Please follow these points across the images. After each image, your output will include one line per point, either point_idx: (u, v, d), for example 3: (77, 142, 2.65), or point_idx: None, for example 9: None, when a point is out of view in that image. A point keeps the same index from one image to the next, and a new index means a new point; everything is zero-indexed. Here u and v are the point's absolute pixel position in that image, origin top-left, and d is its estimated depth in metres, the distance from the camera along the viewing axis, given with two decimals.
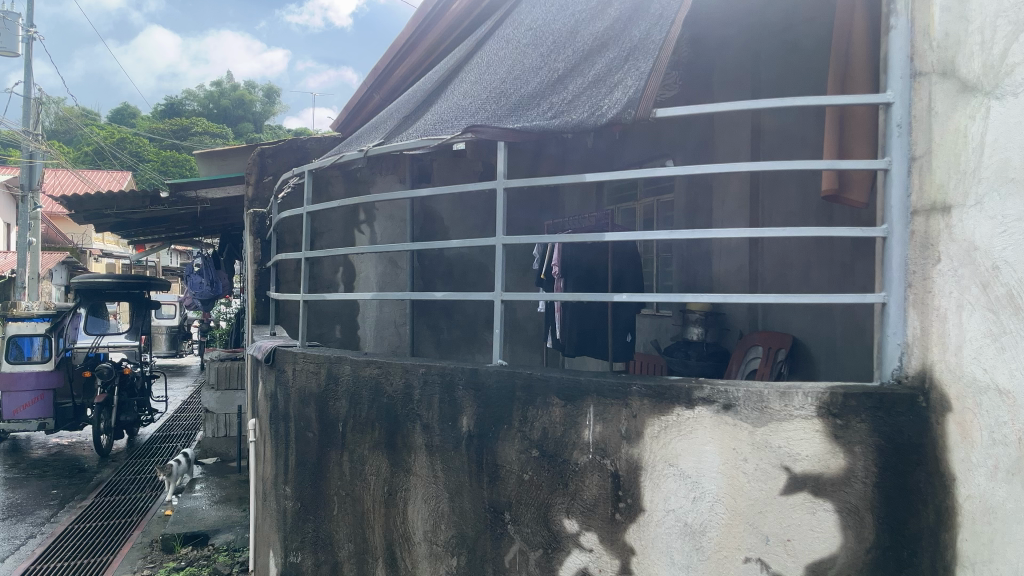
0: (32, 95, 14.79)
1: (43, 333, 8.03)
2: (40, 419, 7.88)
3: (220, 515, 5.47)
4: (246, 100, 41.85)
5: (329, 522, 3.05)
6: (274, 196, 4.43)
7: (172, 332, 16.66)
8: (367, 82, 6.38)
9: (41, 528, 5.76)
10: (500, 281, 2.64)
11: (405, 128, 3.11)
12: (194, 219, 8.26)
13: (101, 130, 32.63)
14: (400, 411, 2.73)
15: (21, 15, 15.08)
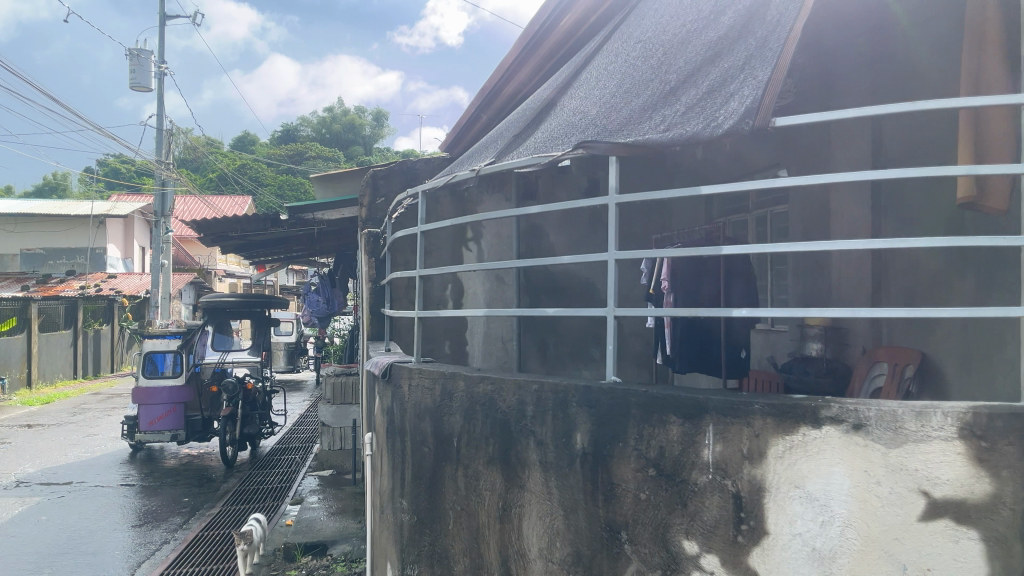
0: (162, 127, 15.86)
1: (174, 350, 8.54)
2: (172, 431, 8.33)
3: (338, 527, 5.63)
4: (355, 125, 43.40)
5: (445, 536, 3.09)
6: (388, 217, 4.52)
7: (289, 348, 17.40)
8: (475, 102, 6.49)
9: (175, 534, 6.06)
10: (612, 296, 2.60)
11: (516, 146, 3.13)
12: (312, 240, 8.61)
13: (225, 156, 34.57)
14: (514, 427, 2.74)
15: (154, 52, 16.24)
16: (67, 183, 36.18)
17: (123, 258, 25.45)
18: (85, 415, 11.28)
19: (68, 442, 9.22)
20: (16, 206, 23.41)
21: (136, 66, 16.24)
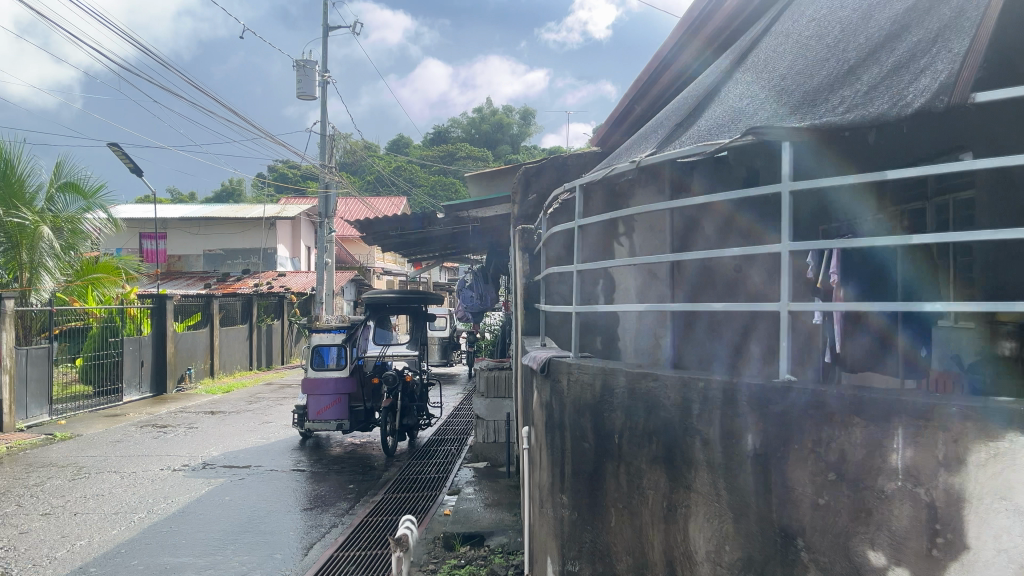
0: (326, 133, 16.75)
1: (339, 343, 8.94)
2: (338, 420, 8.77)
3: (494, 519, 5.72)
4: (504, 124, 44.07)
5: (607, 533, 3.05)
6: (544, 213, 4.52)
7: (443, 343, 17.93)
8: (629, 95, 6.37)
9: (342, 518, 6.38)
10: (786, 291, 2.47)
11: (678, 136, 3.04)
12: (466, 236, 8.81)
13: (381, 159, 36.16)
14: (679, 425, 2.66)
15: (318, 62, 17.21)
16: (243, 188, 39.06)
17: (291, 257, 27.19)
18: (261, 403, 12.12)
19: (247, 428, 9.94)
20: (200, 211, 25.52)
21: (302, 76, 17.26)
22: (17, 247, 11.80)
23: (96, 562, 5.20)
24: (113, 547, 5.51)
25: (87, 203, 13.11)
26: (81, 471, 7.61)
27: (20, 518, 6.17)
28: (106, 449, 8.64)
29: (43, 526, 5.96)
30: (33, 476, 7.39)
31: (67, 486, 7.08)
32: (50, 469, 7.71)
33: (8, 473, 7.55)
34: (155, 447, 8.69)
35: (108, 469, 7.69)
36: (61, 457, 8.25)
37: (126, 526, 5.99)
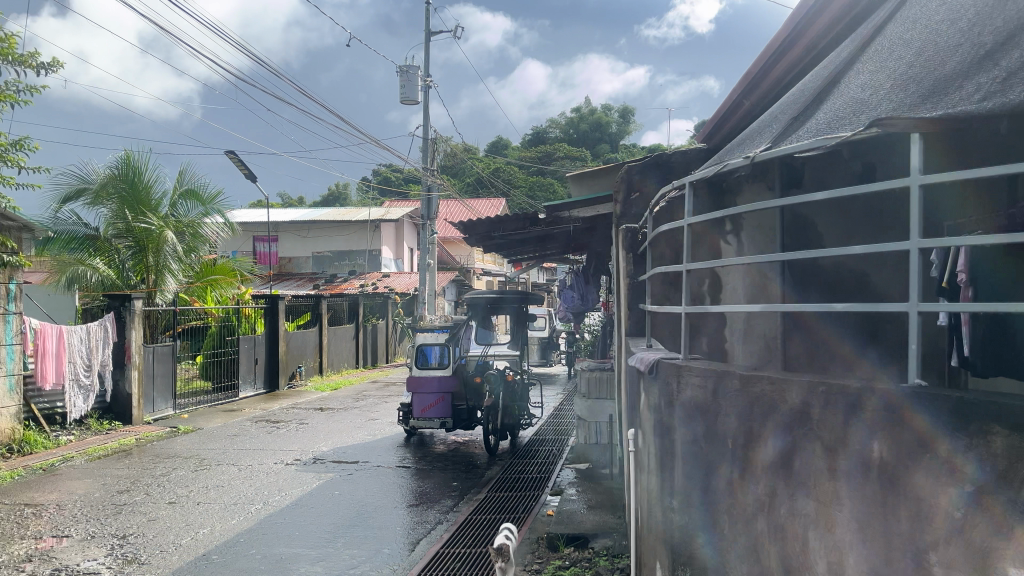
0: (428, 136, 17.08)
1: (442, 342, 9.09)
2: (441, 419, 8.87)
3: (597, 521, 5.68)
4: (602, 122, 43.76)
5: (720, 541, 2.97)
6: (649, 212, 4.44)
7: (543, 342, 17.97)
8: (738, 89, 6.14)
9: (447, 515, 6.47)
10: (916, 290, 2.33)
11: (795, 130, 2.92)
12: (567, 236, 8.78)
13: (481, 160, 36.58)
14: (797, 431, 2.56)
15: (420, 67, 17.57)
16: (348, 192, 40.27)
17: (394, 259, 27.86)
18: (366, 400, 12.46)
19: (354, 425, 10.24)
20: (308, 215, 26.47)
21: (405, 81, 17.67)
22: (145, 250, 12.78)
23: (217, 550, 5.46)
24: (232, 536, 5.78)
25: (206, 209, 13.83)
26: (202, 463, 8.02)
27: (148, 506, 6.55)
28: (224, 442, 9.08)
29: (169, 514, 6.31)
30: (159, 467, 7.83)
31: (189, 477, 7.48)
32: (174, 460, 8.16)
33: (137, 463, 8.03)
34: (270, 442, 9.07)
35: (226, 462, 8.07)
36: (184, 449, 8.71)
37: (244, 516, 6.27)
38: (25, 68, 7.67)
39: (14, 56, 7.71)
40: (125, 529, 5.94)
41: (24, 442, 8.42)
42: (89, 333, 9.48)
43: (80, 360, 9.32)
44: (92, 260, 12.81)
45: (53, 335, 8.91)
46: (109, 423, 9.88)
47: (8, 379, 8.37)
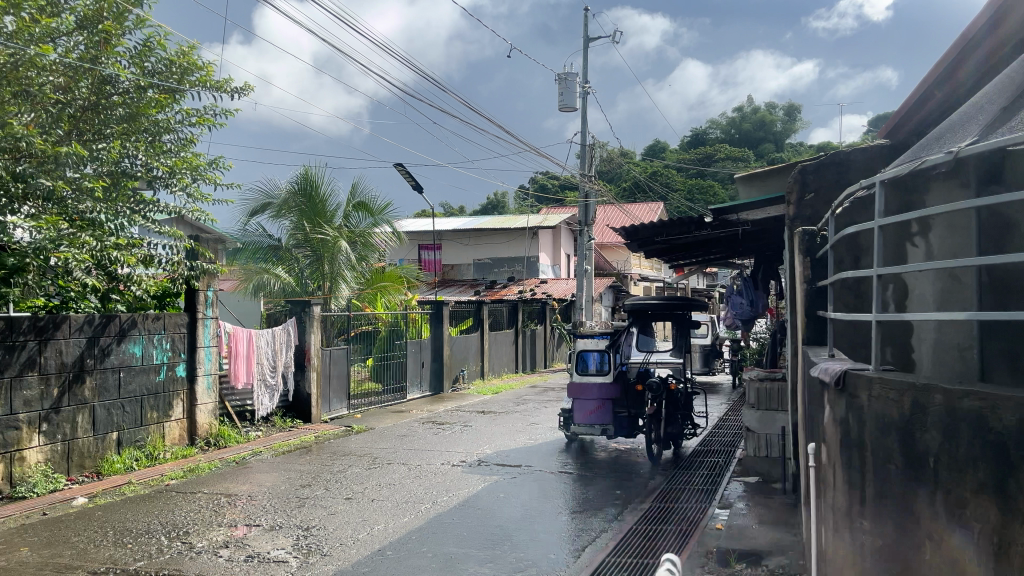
0: (586, 142, 17.12)
1: (602, 348, 9.03)
2: (602, 425, 8.87)
3: (771, 538, 5.43)
4: (766, 121, 42.01)
5: (919, 568, 2.75)
6: (830, 213, 4.19)
7: (705, 350, 17.46)
8: (928, 80, 5.68)
9: (611, 524, 6.41)
10: None
11: (1008, 121, 2.66)
12: (733, 241, 8.49)
13: (639, 165, 36.21)
14: (1014, 453, 2.31)
15: (579, 74, 17.66)
16: (506, 200, 41.08)
17: (552, 265, 28.11)
18: (527, 405, 12.62)
19: (516, 429, 10.39)
20: (469, 223, 27.25)
21: (564, 89, 17.81)
22: (321, 259, 13.65)
23: (391, 546, 5.70)
24: (405, 534, 6.00)
25: (375, 219, 14.56)
26: (375, 461, 8.42)
27: (327, 500, 6.95)
28: (395, 442, 9.49)
29: (347, 509, 6.67)
30: (337, 464, 8.30)
31: (364, 474, 7.87)
32: (350, 457, 8.62)
33: (317, 459, 8.56)
34: (436, 443, 9.39)
35: (397, 461, 8.43)
36: (358, 447, 9.19)
37: (414, 514, 6.51)
38: (221, 92, 8.38)
39: (211, 82, 8.44)
40: (308, 521, 6.33)
41: (219, 436, 9.19)
42: (274, 336, 10.24)
43: (266, 361, 10.14)
44: (275, 268, 13.76)
45: (244, 337, 9.68)
46: (292, 421, 10.60)
47: (207, 378, 9.16)
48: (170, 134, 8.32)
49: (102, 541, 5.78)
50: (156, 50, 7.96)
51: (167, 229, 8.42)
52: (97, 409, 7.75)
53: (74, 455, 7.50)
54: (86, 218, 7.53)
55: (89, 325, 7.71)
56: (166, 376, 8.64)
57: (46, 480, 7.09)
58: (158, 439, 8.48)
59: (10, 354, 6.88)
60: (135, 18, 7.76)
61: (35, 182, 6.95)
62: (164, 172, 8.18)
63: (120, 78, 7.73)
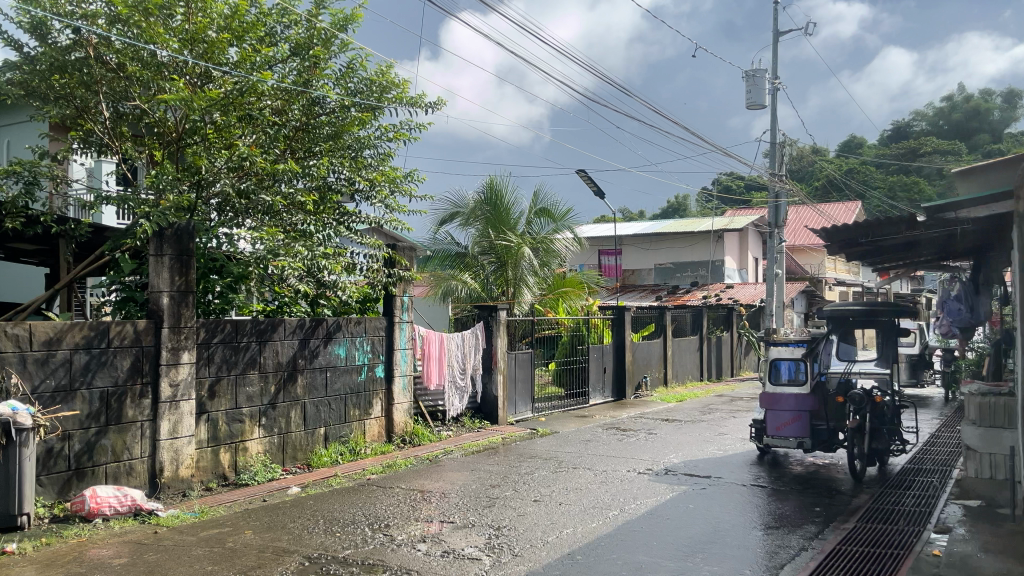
0: (776, 140, 16.39)
1: (799, 358, 8.51)
2: (798, 438, 8.42)
3: (1000, 569, 4.90)
4: (981, 110, 38.16)
5: None
6: None
7: (913, 360, 16.10)
8: None
9: (811, 542, 6.04)
10: None
11: None
12: (950, 241, 7.76)
13: (832, 162, 34.14)
14: None
15: (768, 70, 16.95)
16: (688, 202, 40.17)
17: (738, 269, 27.16)
18: (715, 414, 12.22)
19: (703, 438, 10.10)
20: (650, 228, 26.95)
21: (752, 86, 17.15)
22: (505, 265, 14.02)
23: (581, 551, 5.70)
24: (594, 539, 5.99)
25: (557, 225, 14.82)
26: (561, 465, 8.49)
27: (517, 501, 7.09)
28: (581, 446, 9.53)
29: (536, 511, 6.76)
30: (524, 466, 8.46)
31: (551, 477, 7.96)
32: (537, 460, 8.75)
33: (505, 460, 8.76)
34: (623, 450, 9.32)
35: (583, 465, 8.46)
36: (545, 450, 9.31)
37: (603, 520, 6.49)
38: (416, 108, 8.82)
39: (407, 98, 8.89)
40: (499, 521, 6.48)
41: (414, 434, 9.66)
42: (463, 340, 10.66)
43: (457, 364, 10.55)
44: (462, 274, 14.29)
45: (436, 340, 10.16)
46: (480, 422, 10.95)
47: (403, 378, 9.67)
48: (371, 150, 8.82)
49: (314, 528, 6.24)
50: (358, 71, 8.50)
51: (368, 239, 8.98)
52: (307, 406, 8.39)
53: (289, 447, 8.16)
54: (298, 229, 8.24)
55: (301, 329, 8.36)
56: (366, 376, 9.20)
57: (265, 469, 7.78)
58: (360, 436, 9.05)
59: (236, 354, 7.62)
60: (340, 43, 8.37)
61: (256, 198, 7.84)
62: (366, 186, 8.68)
63: (327, 100, 8.34)
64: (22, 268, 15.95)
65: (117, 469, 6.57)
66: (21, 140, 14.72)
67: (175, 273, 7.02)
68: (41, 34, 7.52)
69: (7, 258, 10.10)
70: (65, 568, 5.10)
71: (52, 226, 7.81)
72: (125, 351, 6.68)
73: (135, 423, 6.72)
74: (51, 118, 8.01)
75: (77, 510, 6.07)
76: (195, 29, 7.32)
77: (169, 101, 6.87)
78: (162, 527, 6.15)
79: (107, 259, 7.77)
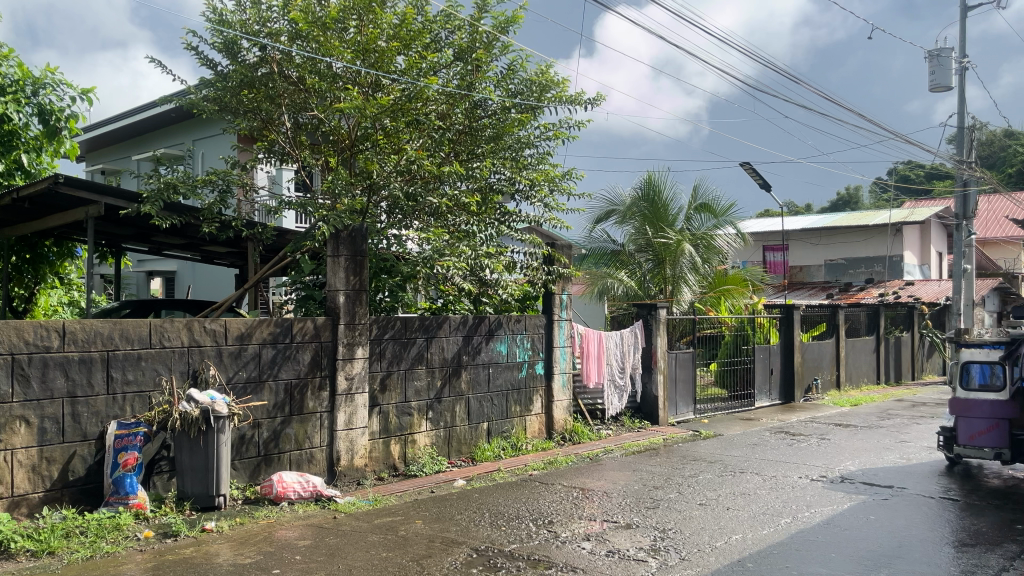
0: (964, 124, 15.09)
1: (996, 360, 7.78)
2: (995, 449, 7.75)
3: None
4: None
5: None
6: None
7: None
8: None
9: (1013, 564, 5.49)
10: None
11: None
12: None
13: None
14: None
15: (954, 49, 15.63)
16: (861, 194, 37.81)
17: (918, 265, 25.27)
18: (895, 420, 11.40)
19: (883, 446, 9.45)
20: (818, 222, 25.63)
21: (936, 67, 15.89)
22: (663, 262, 13.77)
23: (752, 559, 5.48)
24: (766, 547, 5.74)
25: (718, 221, 14.42)
26: (727, 469, 8.22)
27: (682, 504, 6.93)
28: (747, 450, 9.19)
29: (703, 515, 6.57)
30: (688, 468, 8.25)
31: (716, 481, 7.72)
32: (701, 463, 8.52)
33: (669, 462, 8.59)
34: (793, 455, 8.89)
35: (750, 470, 8.15)
36: (709, 453, 9.05)
37: (775, 528, 6.21)
38: (576, 105, 8.83)
39: (566, 97, 8.93)
40: (664, 523, 6.36)
41: (574, 432, 9.71)
42: (622, 338, 10.57)
43: (616, 362, 10.48)
44: (618, 272, 14.16)
45: (594, 338, 10.13)
46: (640, 422, 10.82)
47: (562, 376, 9.70)
48: (530, 149, 8.92)
49: (480, 521, 6.39)
50: (518, 71, 8.64)
51: (527, 236, 9.08)
52: (471, 402, 8.61)
53: (454, 441, 8.41)
54: (462, 229, 8.48)
55: (464, 325, 8.57)
56: (527, 373, 9.31)
57: (433, 462, 8.05)
58: (521, 432, 9.18)
59: (405, 348, 7.93)
60: (501, 45, 8.55)
61: (424, 201, 7.99)
62: (526, 186, 8.80)
63: (490, 101, 8.62)
64: (216, 269, 17.40)
65: (300, 456, 7.03)
66: (216, 151, 15.98)
67: (350, 272, 7.39)
68: (232, 53, 8.18)
69: (202, 260, 11.04)
70: (257, 547, 5.50)
71: (242, 230, 8.47)
72: (307, 345, 7.14)
73: (315, 414, 7.16)
74: (241, 131, 8.69)
75: (266, 493, 6.53)
76: (366, 40, 7.68)
77: (345, 109, 7.23)
78: (340, 513, 6.50)
79: (289, 259, 8.32)
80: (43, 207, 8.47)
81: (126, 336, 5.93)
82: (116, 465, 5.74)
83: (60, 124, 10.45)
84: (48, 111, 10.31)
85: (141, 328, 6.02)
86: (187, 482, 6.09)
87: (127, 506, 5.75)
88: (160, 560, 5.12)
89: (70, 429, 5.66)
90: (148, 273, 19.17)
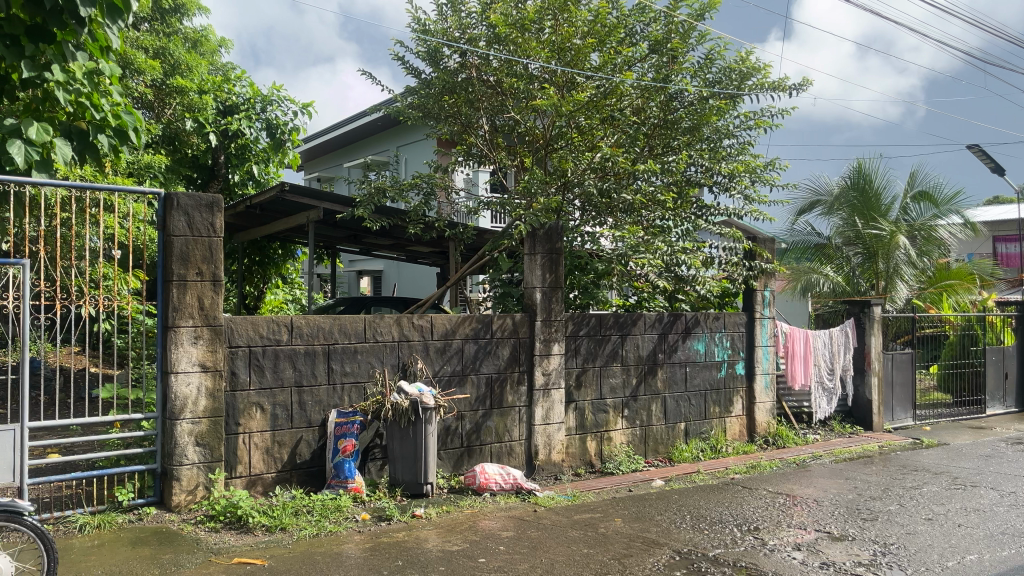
0: None
1: None
2: None
3: None
4: None
5: None
6: None
7: None
8: None
9: None
10: None
11: None
12: None
13: None
14: None
15: None
16: None
17: None
18: None
19: None
20: None
21: None
22: (875, 255, 12.63)
23: None
24: (1008, 570, 5.14)
25: (939, 210, 13.30)
26: (956, 482, 7.47)
27: (904, 517, 6.38)
28: (979, 462, 8.31)
29: (929, 531, 6.01)
30: (909, 479, 7.59)
31: (942, 494, 7.04)
32: (924, 474, 7.81)
33: (885, 471, 7.95)
34: None
35: (983, 484, 7.36)
36: (933, 463, 8.28)
37: (1017, 550, 5.54)
38: (778, 91, 8.40)
39: (768, 83, 8.52)
40: (884, 537, 5.88)
41: (778, 436, 9.27)
42: (831, 338, 9.93)
43: (824, 363, 9.87)
44: (823, 267, 13.50)
45: (800, 338, 9.61)
46: (851, 427, 10.13)
47: (765, 377, 9.27)
48: (730, 140, 8.57)
49: (682, 523, 6.23)
50: (716, 60, 8.36)
51: (727, 231, 8.75)
52: (667, 401, 8.43)
53: (650, 440, 8.29)
54: (657, 224, 8.28)
55: (660, 323, 8.40)
56: (726, 373, 8.98)
57: (629, 460, 7.98)
58: (720, 434, 8.88)
59: (600, 346, 7.90)
60: (699, 34, 8.30)
61: (616, 197, 7.80)
62: (725, 177, 8.33)
63: (686, 93, 8.38)
64: (418, 268, 18.39)
65: (500, 449, 7.22)
66: (419, 156, 16.89)
67: (546, 270, 7.44)
68: (435, 60, 8.56)
69: (407, 260, 11.67)
70: (463, 535, 5.69)
71: (444, 230, 8.85)
72: (506, 340, 7.30)
73: (514, 408, 7.32)
74: (442, 135, 9.07)
75: (470, 483, 6.76)
76: (561, 39, 7.77)
77: (541, 107, 7.30)
78: (541, 506, 6.59)
79: (487, 258, 8.56)
80: (271, 213, 9.32)
81: (344, 330, 6.37)
82: (336, 451, 6.17)
83: (284, 137, 11.46)
84: (275, 125, 11.36)
85: (357, 324, 6.44)
86: (398, 470, 6.42)
87: (346, 489, 6.14)
88: (376, 541, 5.43)
89: (297, 415, 6.16)
90: (359, 272, 20.66)
